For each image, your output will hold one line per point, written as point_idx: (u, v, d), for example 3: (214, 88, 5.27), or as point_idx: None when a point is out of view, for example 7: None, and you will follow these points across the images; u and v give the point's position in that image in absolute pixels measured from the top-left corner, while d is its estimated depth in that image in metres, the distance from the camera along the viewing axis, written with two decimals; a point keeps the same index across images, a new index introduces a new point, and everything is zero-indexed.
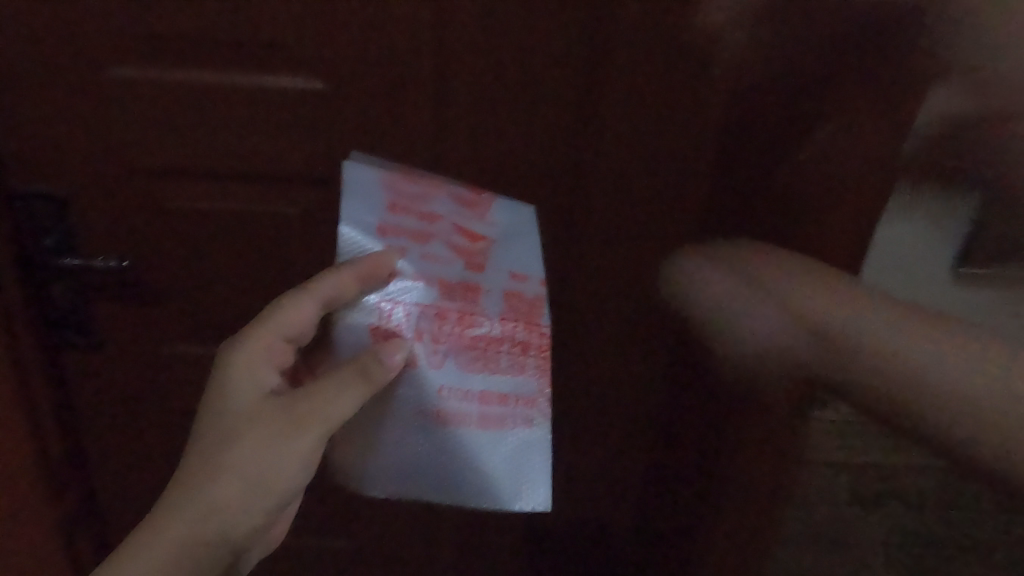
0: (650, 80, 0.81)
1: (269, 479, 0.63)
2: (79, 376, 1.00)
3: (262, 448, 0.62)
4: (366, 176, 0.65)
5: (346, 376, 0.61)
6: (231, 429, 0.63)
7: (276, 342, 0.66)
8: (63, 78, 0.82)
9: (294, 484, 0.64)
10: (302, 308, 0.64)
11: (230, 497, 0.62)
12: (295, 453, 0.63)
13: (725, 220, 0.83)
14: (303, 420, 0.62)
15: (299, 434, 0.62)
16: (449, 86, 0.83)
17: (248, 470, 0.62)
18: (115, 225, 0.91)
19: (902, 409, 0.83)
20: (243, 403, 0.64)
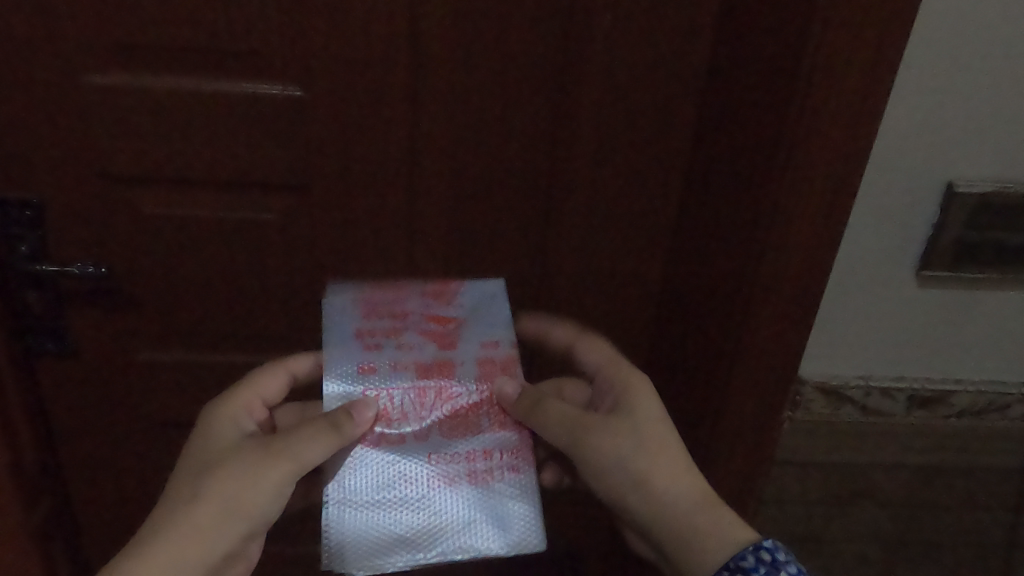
0: (642, 55, 0.84)
1: (242, 511, 0.64)
2: (55, 382, 0.99)
3: (235, 480, 0.64)
4: (346, 297, 0.73)
5: (310, 430, 0.64)
6: (202, 472, 0.65)
7: (256, 401, 0.71)
8: (40, 85, 0.82)
9: (264, 519, 0.65)
10: (273, 380, 0.73)
11: (204, 529, 0.63)
12: (267, 488, 0.64)
13: (709, 190, 0.85)
14: (277, 456, 0.64)
15: (272, 468, 0.64)
16: (441, 68, 0.84)
17: (207, 514, 0.63)
18: (92, 233, 0.91)
19: (894, 386, 0.87)
20: (222, 440, 0.66)
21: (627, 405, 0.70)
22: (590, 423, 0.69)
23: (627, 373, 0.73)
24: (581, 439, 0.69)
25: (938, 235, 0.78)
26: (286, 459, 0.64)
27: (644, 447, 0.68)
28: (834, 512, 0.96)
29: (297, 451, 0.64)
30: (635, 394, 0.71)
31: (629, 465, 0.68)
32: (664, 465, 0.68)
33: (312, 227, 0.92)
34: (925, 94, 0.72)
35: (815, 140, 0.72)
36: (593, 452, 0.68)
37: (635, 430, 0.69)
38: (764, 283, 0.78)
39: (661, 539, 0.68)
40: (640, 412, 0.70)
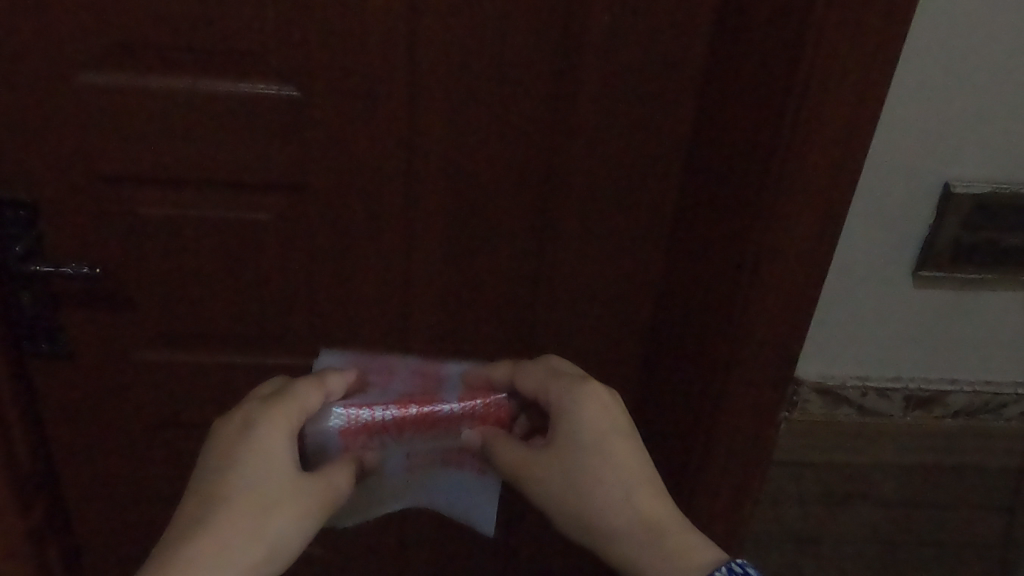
0: (640, 52, 0.83)
1: (286, 548, 0.63)
2: (49, 383, 0.98)
3: (297, 518, 0.64)
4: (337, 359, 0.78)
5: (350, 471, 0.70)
6: (267, 511, 0.62)
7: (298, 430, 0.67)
8: (35, 85, 0.82)
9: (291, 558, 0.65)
10: (312, 397, 0.69)
11: (253, 564, 0.60)
12: (308, 528, 0.65)
13: (708, 189, 0.85)
14: (325, 498, 0.66)
15: (318, 510, 0.66)
16: (439, 66, 0.83)
17: (269, 555, 0.62)
18: (87, 233, 0.90)
19: (891, 386, 0.87)
20: (278, 470, 0.64)
21: (562, 436, 0.70)
22: (530, 459, 0.72)
23: (562, 399, 0.71)
24: (523, 477, 0.72)
25: (936, 235, 0.78)
26: (329, 504, 0.67)
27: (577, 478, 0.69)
28: (831, 513, 0.96)
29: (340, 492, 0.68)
30: (568, 424, 0.70)
31: (567, 497, 0.70)
32: (599, 496, 0.68)
33: (309, 227, 0.92)
34: (922, 95, 0.72)
35: (814, 139, 0.72)
36: (537, 486, 0.71)
37: (569, 460, 0.70)
38: (762, 284, 0.78)
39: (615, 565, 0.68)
40: (568, 436, 0.70)
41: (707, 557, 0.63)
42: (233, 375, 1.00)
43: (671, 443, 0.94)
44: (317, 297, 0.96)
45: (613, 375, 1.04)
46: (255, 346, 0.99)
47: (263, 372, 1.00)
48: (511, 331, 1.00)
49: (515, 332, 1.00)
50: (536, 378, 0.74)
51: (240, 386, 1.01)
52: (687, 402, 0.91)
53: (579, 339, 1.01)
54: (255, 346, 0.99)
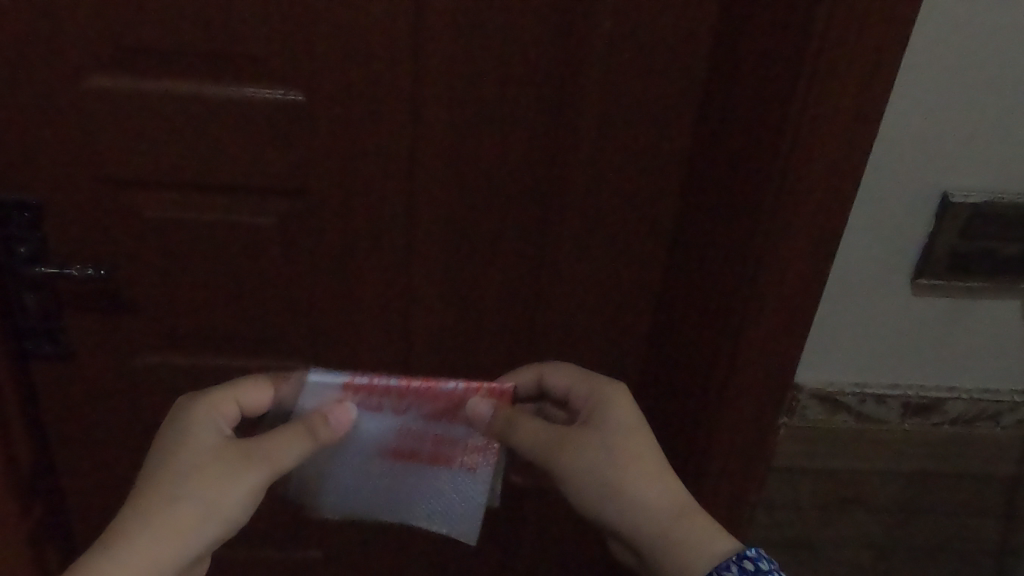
0: (641, 59, 0.84)
1: (215, 507, 0.62)
2: (50, 385, 0.99)
3: (217, 488, 0.62)
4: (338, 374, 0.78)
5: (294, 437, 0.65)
6: (181, 483, 0.62)
7: (231, 405, 0.68)
8: (42, 86, 0.82)
9: (237, 520, 0.64)
10: (256, 383, 0.69)
11: (176, 526, 0.61)
12: (244, 489, 0.63)
13: (708, 196, 0.86)
14: (256, 457, 0.64)
15: (251, 467, 0.63)
16: (442, 72, 0.84)
17: (183, 526, 0.61)
18: (91, 234, 0.91)
19: (890, 393, 0.88)
20: (199, 446, 0.64)
21: (601, 414, 0.71)
22: (563, 436, 0.70)
23: (603, 383, 0.73)
24: (551, 453, 0.70)
25: (934, 244, 0.79)
26: (268, 460, 0.64)
27: (616, 453, 0.68)
28: (828, 518, 0.96)
29: (279, 457, 0.64)
30: (608, 402, 0.71)
31: (601, 473, 0.68)
32: (638, 476, 0.67)
33: (312, 230, 0.92)
34: (921, 105, 0.73)
35: (813, 147, 0.72)
36: (566, 462, 0.69)
37: (607, 436, 0.69)
38: (762, 290, 0.79)
39: (644, 545, 0.67)
40: (613, 423, 0.69)
41: (731, 544, 0.64)
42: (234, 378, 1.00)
43: (670, 449, 0.95)
44: (317, 300, 0.97)
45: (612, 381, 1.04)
46: (256, 349, 0.99)
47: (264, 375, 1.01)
48: (511, 336, 1.01)
49: (515, 337, 1.01)
50: (570, 372, 0.76)
51: None
52: (685, 407, 0.91)
53: (579, 344, 1.01)
54: (255, 350, 0.99)
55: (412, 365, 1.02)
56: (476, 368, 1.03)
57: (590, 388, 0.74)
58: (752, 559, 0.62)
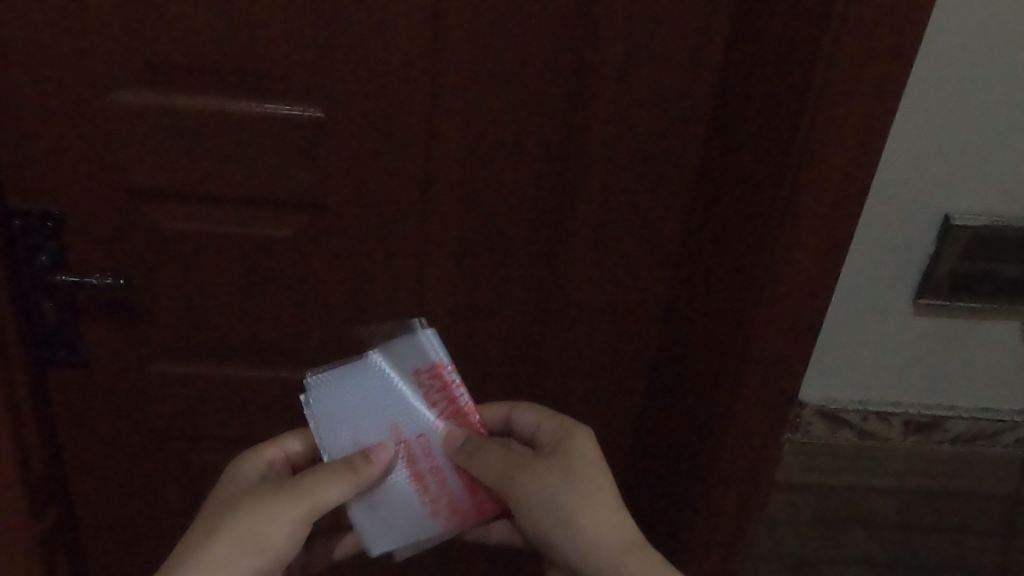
0: (651, 82, 0.87)
1: (251, 537, 0.64)
2: (66, 391, 1.00)
3: (251, 517, 0.65)
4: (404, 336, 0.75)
5: (333, 473, 0.65)
6: (222, 515, 0.66)
7: (280, 458, 0.74)
8: (70, 100, 0.85)
9: (277, 555, 0.65)
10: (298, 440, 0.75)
11: (213, 556, 0.64)
12: (280, 526, 0.65)
13: (716, 214, 0.87)
14: (292, 493, 0.65)
15: (287, 502, 0.65)
16: (457, 90, 0.86)
17: (219, 554, 0.64)
18: (111, 244, 0.93)
19: (891, 410, 0.89)
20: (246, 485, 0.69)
21: (561, 452, 0.71)
22: (524, 462, 0.69)
23: (566, 427, 0.73)
24: (512, 479, 0.69)
25: (934, 266, 0.81)
26: (303, 496, 0.65)
27: (578, 488, 0.69)
28: (830, 535, 0.98)
29: (313, 489, 0.65)
30: (572, 439, 0.72)
31: (559, 504, 0.68)
32: (595, 510, 0.68)
33: (326, 243, 0.94)
34: (921, 130, 0.75)
35: (817, 170, 0.75)
36: (528, 493, 0.68)
37: (567, 472, 0.69)
38: (767, 307, 0.81)
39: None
40: (577, 459, 0.70)
41: None
42: (246, 386, 1.02)
43: (675, 465, 0.96)
44: (330, 311, 0.98)
45: (618, 396, 1.06)
46: (268, 358, 1.01)
47: (277, 385, 1.02)
48: (519, 351, 1.02)
49: (523, 351, 1.02)
50: (536, 411, 0.76)
51: (253, 396, 1.03)
52: (691, 422, 0.93)
53: (586, 358, 1.03)
54: (268, 359, 1.01)
55: None
56: (483, 383, 1.04)
57: (556, 424, 0.74)
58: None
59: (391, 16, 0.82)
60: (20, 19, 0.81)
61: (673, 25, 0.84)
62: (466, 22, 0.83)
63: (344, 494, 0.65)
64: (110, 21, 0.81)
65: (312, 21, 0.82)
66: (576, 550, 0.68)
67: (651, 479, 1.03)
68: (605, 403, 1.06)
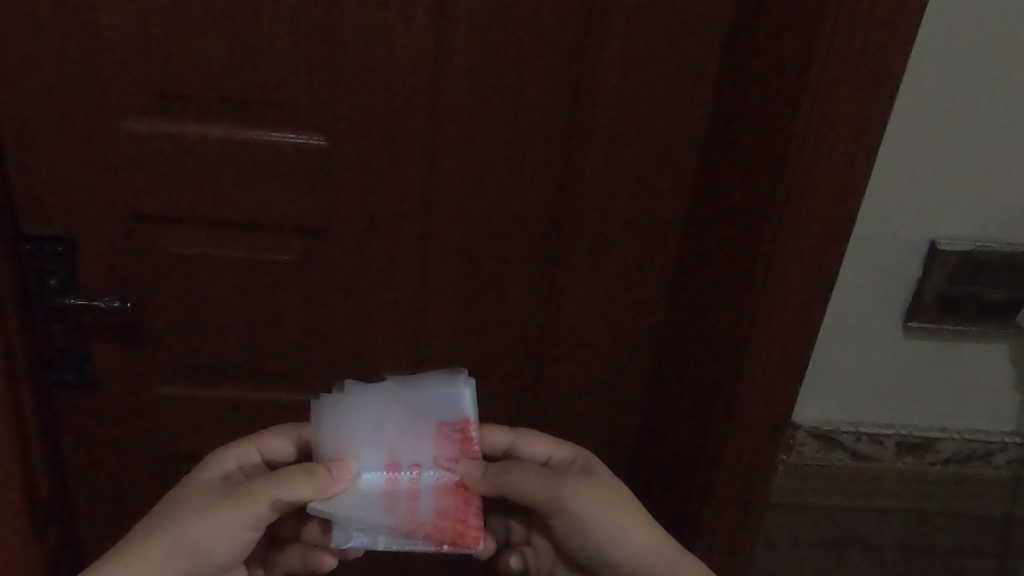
0: (645, 110, 0.89)
1: (190, 539, 0.65)
2: (72, 411, 1.02)
3: (195, 520, 0.65)
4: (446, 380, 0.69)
5: (284, 485, 0.64)
6: (171, 511, 0.66)
7: (253, 454, 0.71)
8: (83, 127, 0.87)
9: (213, 558, 0.66)
10: (278, 438, 0.73)
11: (152, 553, 0.64)
12: (220, 532, 0.65)
13: (710, 237, 0.89)
14: (238, 500, 0.65)
15: (230, 509, 0.65)
16: (457, 119, 0.89)
17: (158, 550, 0.65)
18: (120, 267, 0.95)
19: (883, 431, 0.91)
20: (204, 480, 0.68)
21: (590, 468, 0.72)
22: (566, 478, 0.70)
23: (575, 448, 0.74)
24: (550, 499, 0.68)
25: (922, 289, 0.83)
26: (247, 505, 0.65)
27: (623, 496, 0.70)
28: (826, 556, 0.98)
29: (260, 501, 0.65)
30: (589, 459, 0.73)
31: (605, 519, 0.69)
32: (632, 521, 0.69)
33: (328, 266, 0.96)
34: (908, 158, 0.78)
35: (805, 195, 0.77)
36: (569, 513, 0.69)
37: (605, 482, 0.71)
38: (761, 329, 0.82)
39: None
40: (602, 475, 0.71)
41: None
42: (249, 406, 1.03)
43: (674, 486, 0.96)
44: (332, 331, 1.00)
45: (618, 418, 1.06)
46: (271, 378, 1.02)
47: (279, 405, 1.03)
48: (519, 371, 1.03)
49: (522, 372, 1.03)
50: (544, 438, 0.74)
51: (256, 416, 1.04)
52: (687, 442, 0.94)
53: (585, 378, 1.04)
54: (270, 379, 1.02)
55: None
56: (482, 405, 1.05)
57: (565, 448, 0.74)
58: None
59: (394, 47, 0.85)
60: (37, 50, 0.84)
61: (667, 55, 0.86)
62: (466, 53, 0.86)
63: (288, 506, 0.64)
64: (122, 53, 0.84)
65: (318, 52, 0.85)
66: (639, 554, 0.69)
67: (649, 499, 1.04)
68: (604, 424, 1.07)
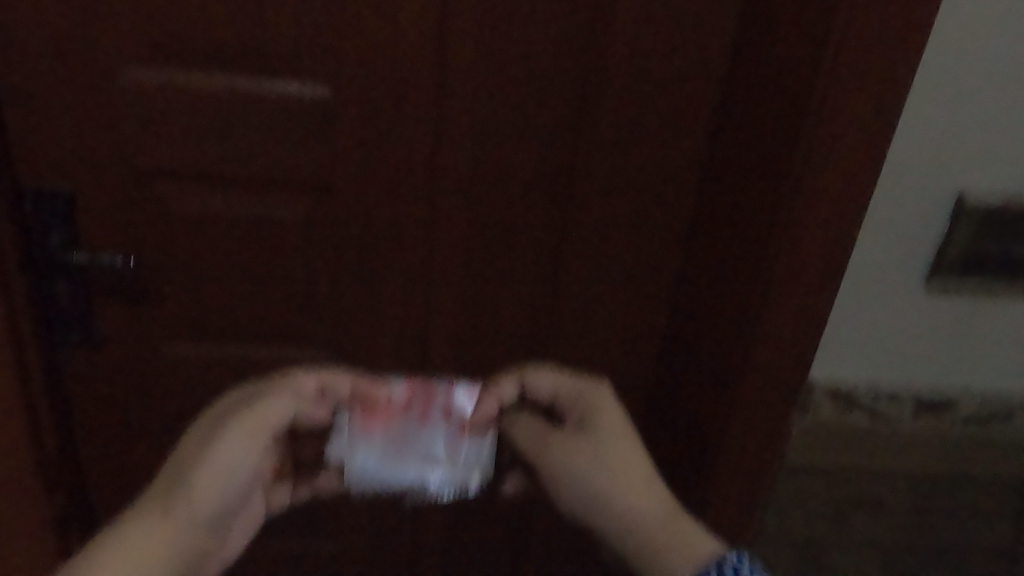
0: (660, 59, 0.86)
1: (201, 454, 0.64)
2: (77, 369, 1.01)
3: (207, 438, 0.65)
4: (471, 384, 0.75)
5: (285, 391, 0.67)
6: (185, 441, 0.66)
7: (261, 381, 0.72)
8: (82, 77, 0.85)
9: (228, 474, 0.64)
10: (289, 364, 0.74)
11: (169, 479, 0.63)
12: (228, 443, 0.64)
13: (726, 191, 0.87)
14: (245, 411, 0.66)
15: (236, 419, 0.66)
16: (466, 68, 0.86)
17: (173, 474, 0.63)
18: (122, 223, 0.93)
19: (902, 390, 0.89)
20: (214, 411, 0.68)
21: (579, 422, 0.71)
22: (553, 436, 0.72)
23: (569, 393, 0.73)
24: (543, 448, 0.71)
25: (947, 243, 0.80)
26: (251, 411, 0.66)
27: (600, 460, 0.68)
28: (842, 517, 0.97)
29: (263, 406, 0.66)
30: (594, 408, 0.71)
31: (583, 474, 0.68)
32: (609, 481, 0.67)
33: (334, 220, 0.94)
34: (938, 107, 0.75)
35: (829, 146, 0.74)
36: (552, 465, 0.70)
37: (586, 442, 0.69)
38: (780, 285, 0.80)
39: (628, 558, 0.65)
40: (599, 428, 0.70)
41: (709, 543, 0.60)
42: (256, 364, 1.02)
43: (687, 446, 0.95)
44: (338, 288, 0.98)
45: (629, 377, 1.05)
46: (277, 336, 1.00)
47: (285, 362, 1.02)
48: (529, 329, 1.01)
49: (532, 330, 1.02)
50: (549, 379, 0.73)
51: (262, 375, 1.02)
52: (701, 401, 0.92)
53: (597, 337, 1.02)
54: (277, 336, 1.01)
55: (432, 356, 1.02)
56: (492, 365, 1.03)
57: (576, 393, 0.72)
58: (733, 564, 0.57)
59: None
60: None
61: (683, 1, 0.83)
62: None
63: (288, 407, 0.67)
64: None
65: None
66: (607, 525, 0.66)
67: (661, 459, 1.02)
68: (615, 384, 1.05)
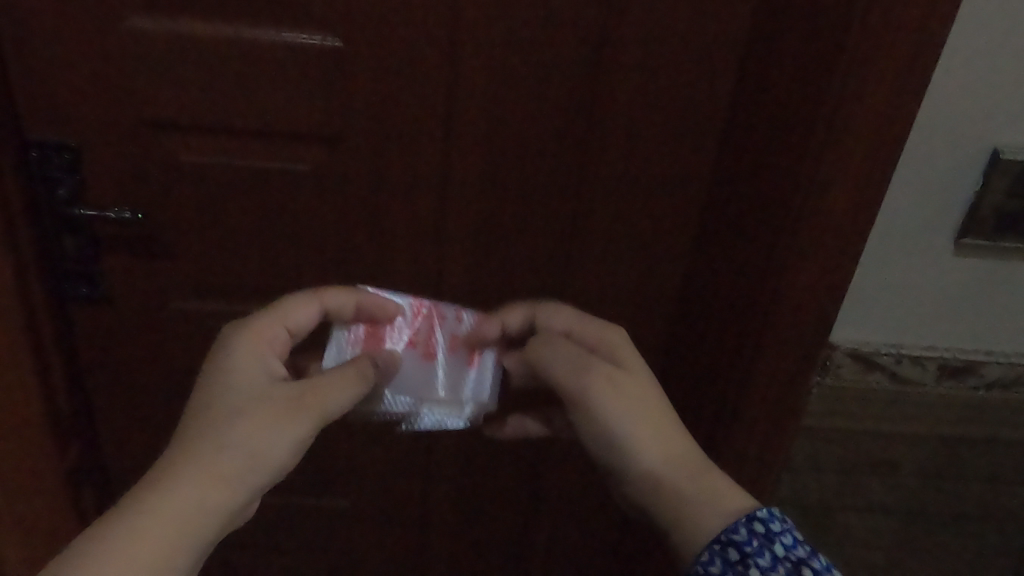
0: (682, 7, 0.82)
1: (252, 434, 0.61)
2: (87, 325, 1.01)
3: (258, 417, 0.61)
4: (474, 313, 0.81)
5: (344, 377, 0.66)
6: (223, 414, 0.61)
7: (280, 332, 0.69)
8: (83, 27, 0.83)
9: (283, 460, 0.62)
10: (305, 309, 0.72)
11: (219, 459, 0.59)
12: (284, 425, 0.62)
13: (748, 146, 0.84)
14: (303, 395, 0.64)
15: (288, 399, 0.63)
16: (478, 17, 0.83)
17: (223, 454, 0.60)
18: (128, 177, 0.91)
19: (926, 352, 0.87)
20: (246, 375, 0.64)
21: (613, 356, 0.70)
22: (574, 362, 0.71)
23: (604, 328, 0.73)
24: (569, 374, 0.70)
25: (979, 201, 0.77)
26: (307, 392, 0.64)
27: (635, 396, 0.67)
28: (858, 479, 0.96)
29: (323, 390, 0.64)
30: (617, 343, 0.72)
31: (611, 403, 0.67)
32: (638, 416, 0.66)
33: (344, 175, 0.92)
34: (976, 57, 0.71)
35: (857, 99, 0.71)
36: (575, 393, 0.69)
37: (623, 373, 0.68)
38: (801, 243, 0.78)
39: (653, 495, 0.64)
40: (629, 365, 0.69)
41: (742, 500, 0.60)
42: None
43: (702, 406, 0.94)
44: (350, 243, 0.96)
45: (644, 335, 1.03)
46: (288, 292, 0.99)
47: None
48: (543, 286, 1.00)
49: (546, 288, 1.00)
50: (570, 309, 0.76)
51: None
52: (717, 361, 0.91)
53: (612, 295, 1.00)
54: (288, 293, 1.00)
55: None
56: None
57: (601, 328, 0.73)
58: (763, 520, 0.57)
59: None
60: None
61: None
62: None
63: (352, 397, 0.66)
64: None
65: None
66: (628, 460, 0.65)
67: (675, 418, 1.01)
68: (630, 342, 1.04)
